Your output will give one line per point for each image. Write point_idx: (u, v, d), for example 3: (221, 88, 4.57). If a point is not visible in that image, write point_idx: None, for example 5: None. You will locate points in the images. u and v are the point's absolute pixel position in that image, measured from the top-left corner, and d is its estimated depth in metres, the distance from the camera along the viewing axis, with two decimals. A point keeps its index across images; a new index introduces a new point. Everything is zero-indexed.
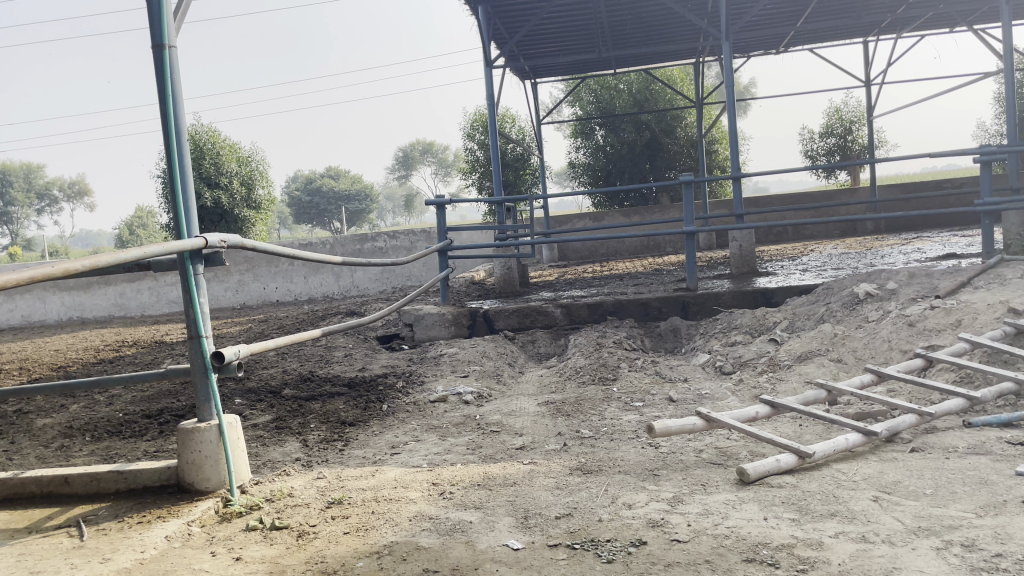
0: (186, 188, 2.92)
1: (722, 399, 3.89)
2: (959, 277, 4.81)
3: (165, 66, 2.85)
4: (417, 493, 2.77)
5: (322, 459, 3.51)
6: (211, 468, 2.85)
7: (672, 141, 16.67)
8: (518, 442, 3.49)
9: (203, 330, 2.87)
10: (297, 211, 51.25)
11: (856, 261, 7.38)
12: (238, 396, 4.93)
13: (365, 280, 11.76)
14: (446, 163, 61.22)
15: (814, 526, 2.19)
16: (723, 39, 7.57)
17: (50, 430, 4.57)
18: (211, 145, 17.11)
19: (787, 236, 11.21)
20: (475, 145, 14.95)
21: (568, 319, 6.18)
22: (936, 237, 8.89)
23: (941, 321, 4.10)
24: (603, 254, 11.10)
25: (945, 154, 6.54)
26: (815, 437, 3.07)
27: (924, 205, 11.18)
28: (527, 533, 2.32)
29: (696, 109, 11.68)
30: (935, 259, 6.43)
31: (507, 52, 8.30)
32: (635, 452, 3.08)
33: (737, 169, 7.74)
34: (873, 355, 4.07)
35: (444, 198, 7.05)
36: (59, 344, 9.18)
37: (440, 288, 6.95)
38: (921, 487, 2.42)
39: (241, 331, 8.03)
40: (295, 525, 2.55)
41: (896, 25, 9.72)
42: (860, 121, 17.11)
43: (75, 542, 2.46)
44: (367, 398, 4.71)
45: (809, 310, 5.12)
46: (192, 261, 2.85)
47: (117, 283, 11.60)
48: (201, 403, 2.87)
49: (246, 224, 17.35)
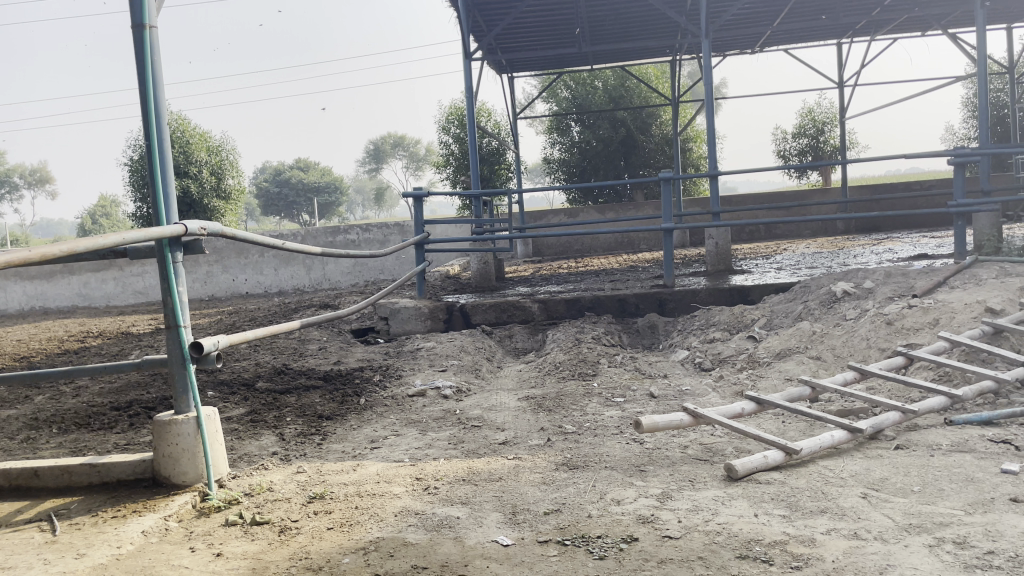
0: (167, 172, 2.84)
1: (703, 396, 3.89)
2: (935, 277, 4.87)
3: (145, 46, 2.76)
4: (400, 488, 2.72)
5: (301, 453, 3.44)
6: (188, 461, 2.77)
7: (647, 138, 16.77)
8: (500, 437, 3.45)
9: (182, 320, 2.78)
10: (266, 203, 50.72)
11: (830, 260, 7.46)
12: (211, 389, 4.83)
13: (336, 273, 11.66)
14: (418, 157, 60.85)
15: (806, 523, 2.19)
16: (703, 37, 7.58)
17: (15, 422, 4.44)
18: (180, 134, 16.82)
19: (759, 235, 11.31)
20: (450, 139, 14.86)
21: (545, 314, 6.15)
22: (906, 238, 9.01)
23: (919, 320, 4.14)
24: (578, 250, 11.12)
25: (920, 155, 6.61)
26: (799, 434, 3.08)
27: (894, 205, 11.36)
28: (516, 528, 2.29)
29: (673, 107, 11.73)
30: (908, 259, 6.51)
31: (486, 45, 8.25)
32: (621, 447, 3.07)
33: (714, 167, 7.75)
34: (852, 353, 4.10)
35: (422, 191, 6.97)
36: (21, 334, 8.95)
37: (416, 282, 6.88)
38: (908, 483, 2.43)
39: (212, 323, 7.90)
40: (276, 520, 2.49)
41: (870, 27, 9.83)
42: (832, 122, 17.30)
43: (47, 537, 2.37)
44: (344, 391, 4.65)
45: (787, 308, 5.15)
46: (171, 249, 2.77)
47: (81, 273, 11.35)
48: (179, 395, 2.79)
49: (216, 214, 17.11)
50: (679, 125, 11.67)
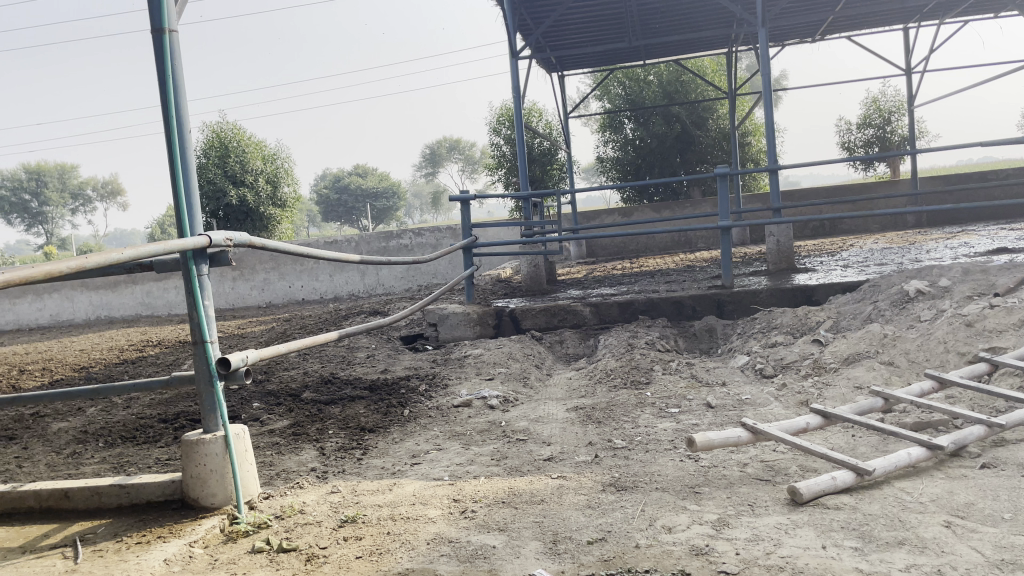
0: (190, 187, 2.72)
1: (764, 406, 3.63)
2: (1019, 273, 4.50)
3: (165, 53, 2.66)
4: (436, 511, 2.56)
5: (340, 469, 3.32)
6: (216, 483, 2.66)
7: (704, 133, 16.38)
8: (546, 452, 3.26)
9: (209, 335, 2.66)
10: (326, 210, 51.68)
11: (900, 256, 7.07)
12: (257, 400, 4.77)
13: (390, 278, 11.62)
14: (473, 160, 60.74)
15: (881, 557, 1.94)
16: (760, 26, 7.21)
17: (64, 435, 4.45)
18: (237, 144, 17.06)
19: (824, 231, 10.90)
20: (501, 140, 14.71)
21: (597, 318, 5.94)
22: (983, 231, 8.48)
23: (1002, 321, 3.81)
24: (633, 250, 10.88)
25: (998, 143, 6.18)
26: (870, 450, 2.82)
27: (968, 195, 10.84)
28: (556, 560, 2.10)
29: (729, 99, 11.33)
30: (986, 254, 6.08)
31: (533, 43, 8.03)
32: (673, 465, 2.85)
33: (775, 160, 7.37)
34: (927, 358, 3.79)
35: (469, 195, 6.81)
36: (83, 344, 9.13)
37: (465, 286, 6.73)
38: (998, 510, 2.16)
39: (265, 331, 7.91)
40: (304, 547, 2.35)
41: (940, 8, 9.31)
42: (900, 110, 16.58)
43: (68, 566, 2.29)
44: (388, 402, 4.52)
45: (855, 309, 4.83)
46: (195, 261, 2.64)
47: (143, 282, 11.55)
48: (207, 412, 2.67)
49: (272, 222, 17.37)
50: (737, 118, 11.23)
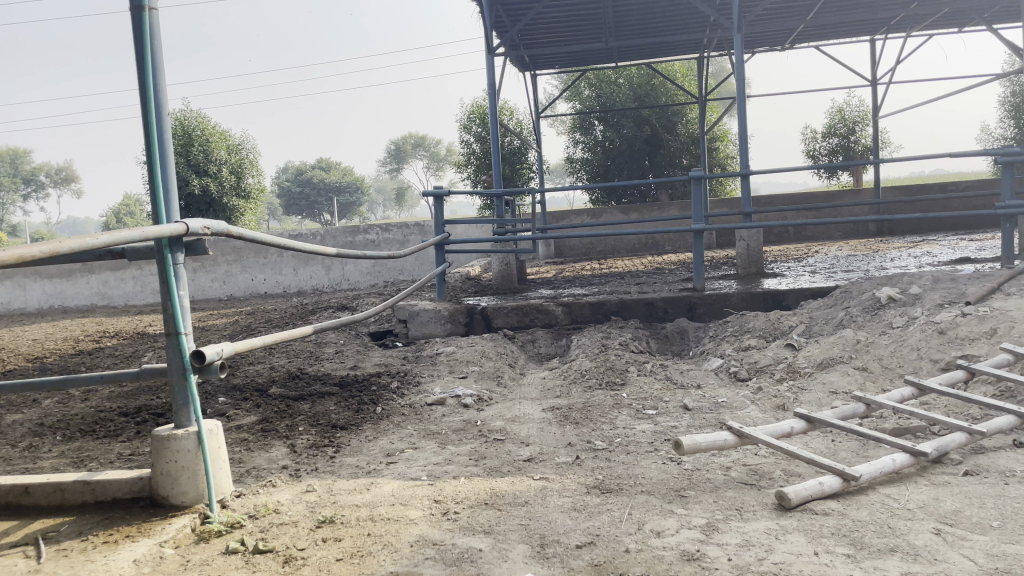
0: (167, 173, 2.62)
1: (742, 409, 3.62)
2: (988, 283, 4.58)
3: (143, 30, 2.55)
4: (417, 512, 2.49)
5: (312, 467, 3.22)
6: (188, 480, 2.55)
7: (673, 137, 16.50)
8: (524, 452, 3.21)
9: (183, 327, 2.55)
10: (287, 202, 51.01)
11: (866, 263, 7.17)
12: (222, 395, 4.64)
13: (356, 273, 11.49)
14: (439, 157, 60.42)
15: (874, 564, 1.93)
16: (735, 31, 7.27)
17: (19, 428, 4.28)
18: (200, 132, 16.70)
19: (789, 237, 11.04)
20: (472, 137, 14.63)
21: (569, 318, 5.91)
22: (945, 241, 8.65)
23: (974, 329, 3.86)
24: (601, 252, 10.90)
25: (965, 154, 6.29)
26: (852, 455, 2.82)
27: (929, 207, 11.06)
28: (544, 565, 2.05)
29: (699, 104, 11.42)
30: (951, 263, 6.19)
31: (508, 41, 7.98)
32: (657, 468, 2.82)
33: (747, 165, 7.42)
34: (901, 365, 3.82)
35: (441, 189, 6.69)
36: (36, 333, 8.85)
37: (437, 283, 6.64)
38: (986, 518, 2.16)
39: (227, 324, 7.73)
40: (281, 548, 2.26)
41: (908, 21, 9.50)
42: (864, 121, 16.91)
43: (31, 566, 2.17)
44: (360, 399, 4.43)
45: (827, 315, 4.87)
46: (171, 249, 2.54)
47: (100, 272, 11.24)
48: (178, 407, 2.57)
49: (235, 213, 17.05)
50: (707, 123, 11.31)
